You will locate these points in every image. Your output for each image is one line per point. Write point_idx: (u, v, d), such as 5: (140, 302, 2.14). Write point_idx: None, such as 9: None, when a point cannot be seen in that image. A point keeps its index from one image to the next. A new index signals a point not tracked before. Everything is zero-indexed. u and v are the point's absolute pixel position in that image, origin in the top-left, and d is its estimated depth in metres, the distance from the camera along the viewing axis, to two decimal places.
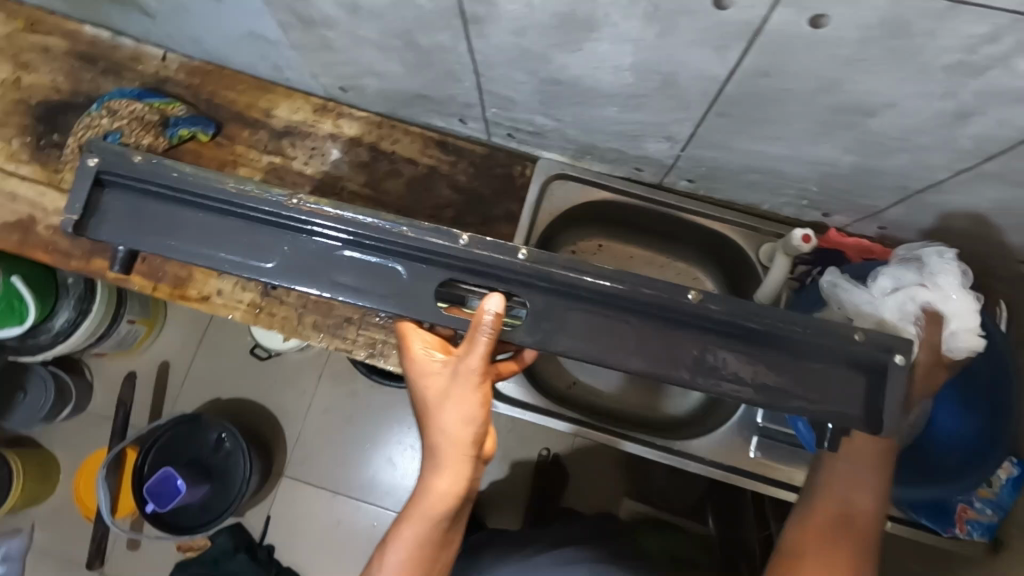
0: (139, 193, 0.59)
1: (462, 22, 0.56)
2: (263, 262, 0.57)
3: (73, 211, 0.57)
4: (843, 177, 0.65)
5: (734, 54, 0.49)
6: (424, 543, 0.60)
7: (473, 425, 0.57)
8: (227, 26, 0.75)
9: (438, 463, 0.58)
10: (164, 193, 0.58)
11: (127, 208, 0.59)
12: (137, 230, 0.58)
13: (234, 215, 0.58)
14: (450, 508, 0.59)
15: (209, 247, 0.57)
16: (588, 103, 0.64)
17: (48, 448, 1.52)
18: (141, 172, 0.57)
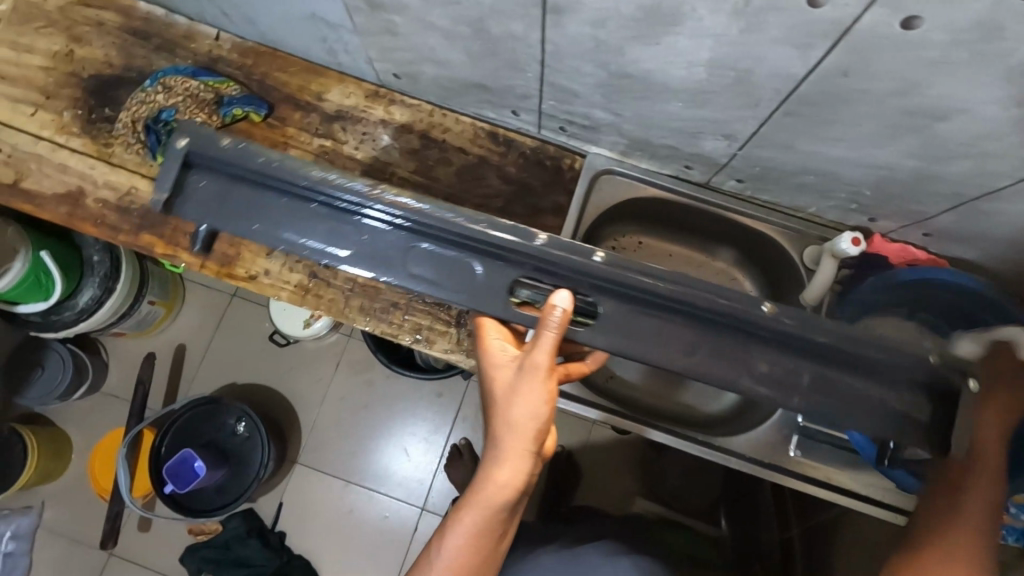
0: (223, 174, 0.59)
1: (541, 11, 0.57)
2: (342, 251, 0.57)
3: (161, 192, 0.58)
4: (900, 182, 0.66)
5: (817, 53, 0.50)
6: (479, 537, 0.58)
7: (539, 418, 0.56)
8: (288, 8, 0.76)
9: (500, 454, 0.56)
10: (247, 177, 0.58)
11: (211, 187, 0.59)
12: (221, 213, 0.59)
13: (315, 202, 0.58)
14: (509, 504, 0.57)
15: (288, 234, 0.58)
16: (653, 98, 0.65)
17: (62, 426, 1.51)
18: (227, 155, 0.58)
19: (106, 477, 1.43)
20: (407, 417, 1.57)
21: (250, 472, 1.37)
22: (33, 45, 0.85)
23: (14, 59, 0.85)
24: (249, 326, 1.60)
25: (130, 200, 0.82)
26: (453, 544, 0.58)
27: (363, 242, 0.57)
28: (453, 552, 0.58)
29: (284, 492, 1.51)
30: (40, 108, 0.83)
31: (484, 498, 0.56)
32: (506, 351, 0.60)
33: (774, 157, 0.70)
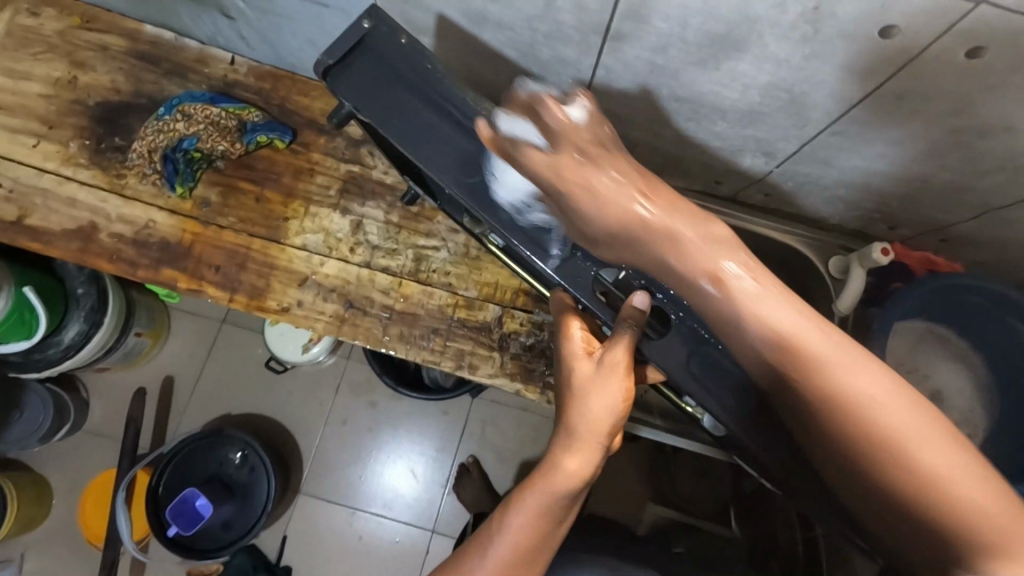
0: (387, 66, 0.61)
1: (602, 38, 0.57)
2: (460, 177, 0.61)
3: (330, 57, 0.60)
4: (928, 193, 0.70)
5: (878, 78, 0.53)
6: (540, 530, 0.55)
7: (616, 411, 0.54)
8: (318, 32, 0.74)
9: (570, 443, 0.54)
10: (409, 80, 0.61)
11: (375, 74, 0.61)
12: (369, 101, 0.61)
13: (455, 125, 0.61)
14: (574, 495, 0.55)
15: (414, 146, 0.60)
16: (701, 119, 0.67)
17: (41, 471, 1.39)
18: (401, 50, 0.61)
19: (98, 520, 1.35)
20: (412, 436, 1.49)
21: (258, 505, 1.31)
22: (31, 72, 0.80)
23: (11, 87, 0.79)
24: (242, 355, 1.50)
25: (148, 233, 0.78)
26: (512, 535, 0.54)
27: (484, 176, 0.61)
28: (510, 546, 0.54)
29: (286, 525, 1.42)
30: (43, 138, 0.78)
31: (551, 486, 0.54)
32: (583, 345, 0.59)
33: (810, 172, 0.72)
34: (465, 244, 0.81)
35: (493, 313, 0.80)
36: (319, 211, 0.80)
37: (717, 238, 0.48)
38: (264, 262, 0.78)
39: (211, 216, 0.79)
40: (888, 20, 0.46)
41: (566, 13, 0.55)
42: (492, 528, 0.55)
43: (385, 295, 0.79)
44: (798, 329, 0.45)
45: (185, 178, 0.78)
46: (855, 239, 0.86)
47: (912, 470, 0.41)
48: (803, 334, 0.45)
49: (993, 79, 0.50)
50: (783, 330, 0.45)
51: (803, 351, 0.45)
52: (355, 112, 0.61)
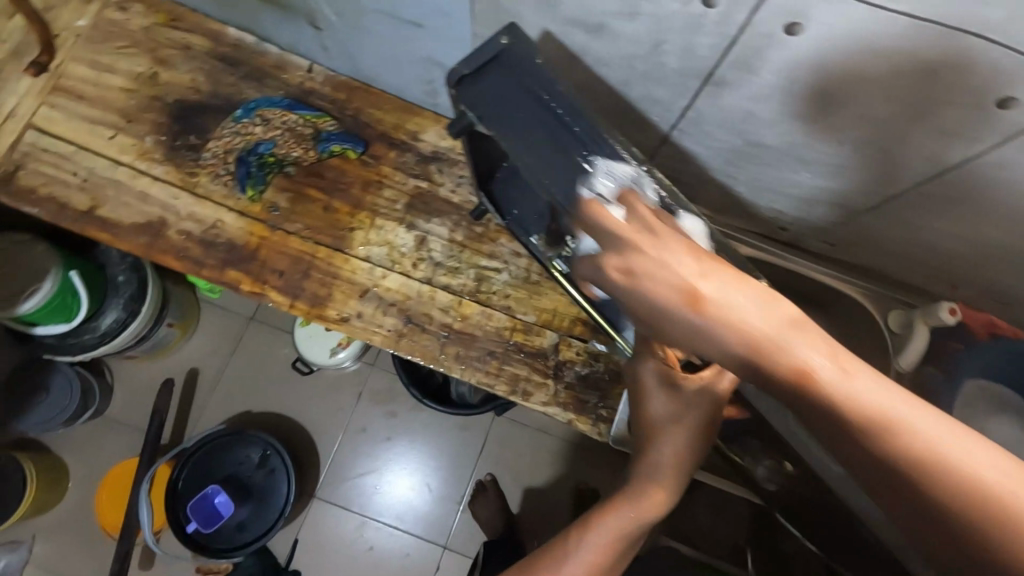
0: (519, 84, 0.58)
1: (702, 83, 0.58)
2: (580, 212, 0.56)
3: (464, 66, 0.58)
4: (1004, 258, 0.70)
5: (982, 146, 0.53)
6: (613, 555, 0.54)
7: (697, 446, 0.54)
8: (405, 50, 0.74)
9: (654, 473, 0.54)
10: (543, 100, 0.58)
11: (505, 90, 0.59)
12: (493, 115, 0.58)
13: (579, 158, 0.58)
14: (649, 524, 0.55)
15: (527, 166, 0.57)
16: (784, 167, 0.67)
17: (58, 453, 1.38)
18: (535, 69, 0.58)
19: (115, 511, 1.33)
20: (432, 450, 1.44)
21: (275, 509, 1.29)
22: (115, 65, 0.81)
23: (94, 79, 0.81)
24: (271, 354, 1.47)
25: (215, 233, 0.78)
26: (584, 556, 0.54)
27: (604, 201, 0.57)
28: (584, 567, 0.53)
29: (299, 527, 1.39)
30: (120, 131, 0.79)
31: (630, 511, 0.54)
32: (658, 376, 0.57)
33: (884, 227, 0.72)
34: (527, 269, 0.81)
35: (550, 340, 0.79)
36: (384, 224, 0.81)
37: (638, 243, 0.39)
38: (326, 271, 0.78)
39: (278, 221, 0.79)
40: (1008, 92, 0.47)
41: (671, 56, 0.56)
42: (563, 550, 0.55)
43: (444, 313, 0.79)
44: (776, 331, 0.33)
45: (256, 181, 0.79)
46: (914, 296, 0.85)
47: (956, 486, 0.30)
48: (791, 349, 0.33)
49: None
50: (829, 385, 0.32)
51: (814, 381, 0.32)
52: (476, 125, 0.59)
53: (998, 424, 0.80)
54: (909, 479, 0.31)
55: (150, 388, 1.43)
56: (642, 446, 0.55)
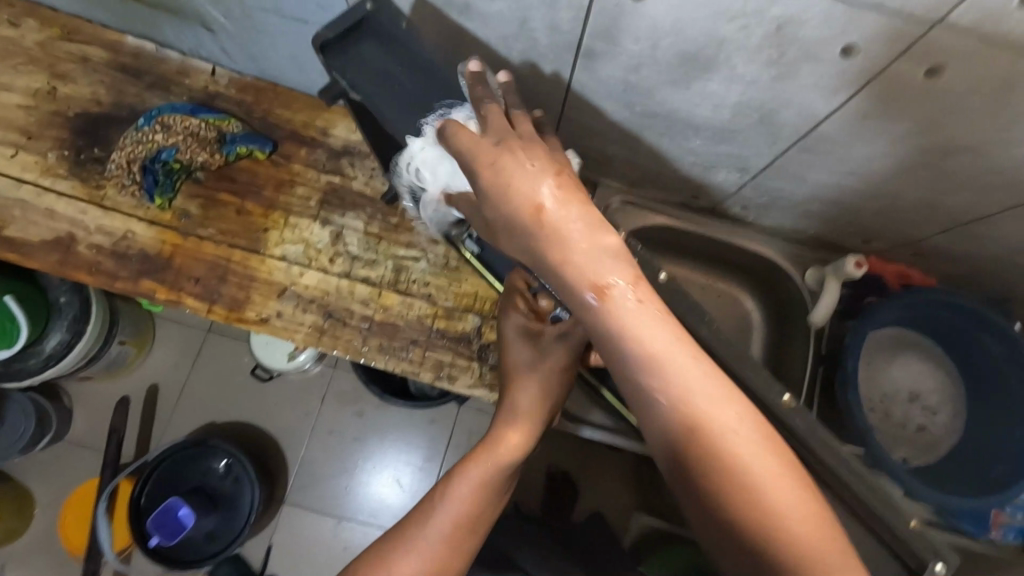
0: (389, 52, 0.59)
1: (575, 56, 0.58)
2: (442, 156, 0.58)
3: (332, 31, 0.58)
4: (903, 208, 0.72)
5: (843, 97, 0.54)
6: (481, 505, 0.54)
7: (548, 396, 0.60)
8: (300, 47, 0.74)
9: (510, 420, 0.59)
10: (408, 60, 0.59)
11: (377, 57, 0.59)
12: (362, 77, 0.59)
13: (443, 109, 0.58)
14: (513, 472, 0.58)
15: (394, 122, 0.58)
16: (676, 135, 0.68)
17: (21, 480, 1.37)
18: (428, 72, 0.59)
19: (80, 533, 1.32)
20: (398, 446, 1.45)
21: (241, 518, 1.29)
22: (11, 83, 0.80)
23: None
24: (228, 364, 1.46)
25: (127, 245, 0.78)
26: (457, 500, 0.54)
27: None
28: (458, 507, 0.53)
29: (271, 533, 1.38)
30: (22, 149, 0.79)
31: (491, 452, 0.57)
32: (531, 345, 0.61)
33: (784, 187, 0.73)
34: (445, 256, 0.82)
35: (472, 324, 0.80)
36: (299, 222, 0.81)
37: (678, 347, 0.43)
38: (243, 274, 0.78)
39: (191, 227, 0.79)
40: (850, 40, 0.47)
41: (540, 32, 0.56)
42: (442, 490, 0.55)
43: (364, 306, 0.79)
44: (697, 390, 0.40)
45: (164, 189, 0.78)
46: (832, 253, 0.87)
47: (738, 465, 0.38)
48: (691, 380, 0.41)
49: (964, 91, 0.51)
50: (718, 429, 0.39)
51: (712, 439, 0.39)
52: (351, 93, 0.59)
53: (903, 364, 0.84)
54: (737, 469, 0.38)
55: (106, 408, 1.42)
56: (507, 394, 0.61)
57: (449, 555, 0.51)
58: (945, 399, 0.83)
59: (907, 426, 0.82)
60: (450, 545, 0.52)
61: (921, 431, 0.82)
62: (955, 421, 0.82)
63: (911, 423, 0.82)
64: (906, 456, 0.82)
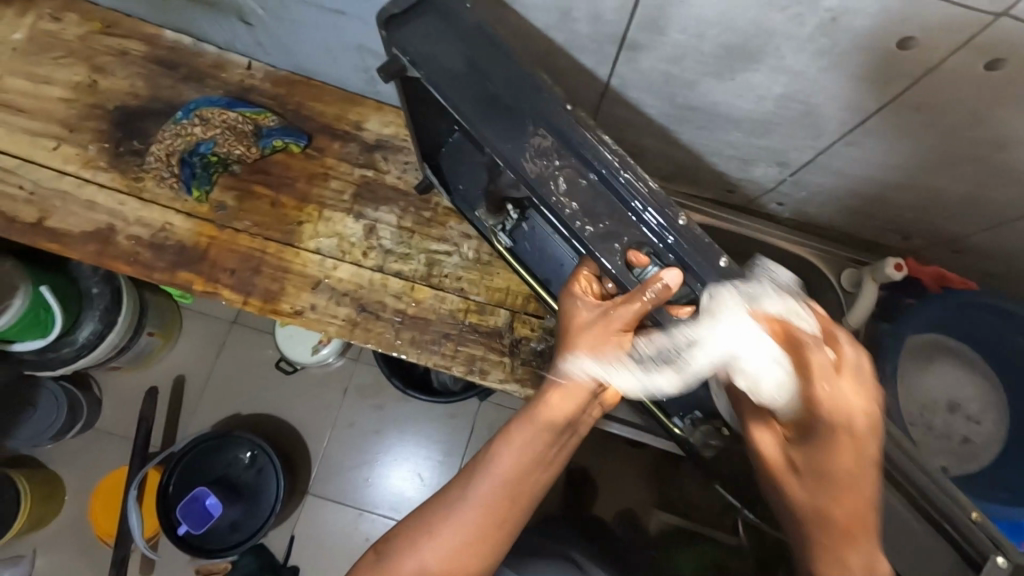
0: (452, 31, 0.58)
1: (617, 48, 0.58)
2: (504, 139, 0.57)
3: (397, 5, 0.57)
4: (944, 205, 0.71)
5: (895, 89, 0.53)
6: (519, 472, 0.54)
7: (599, 356, 0.55)
8: (337, 40, 0.75)
9: (555, 380, 0.56)
10: (473, 38, 0.57)
11: (441, 35, 0.58)
12: (425, 55, 0.58)
13: (505, 91, 0.57)
14: (556, 436, 0.56)
15: (456, 101, 0.57)
16: (714, 128, 0.67)
17: (52, 467, 1.40)
18: (490, 48, 0.57)
19: (109, 520, 1.34)
20: (420, 440, 1.45)
21: (265, 510, 1.30)
22: (52, 76, 0.82)
23: (34, 92, 0.81)
24: (254, 356, 1.48)
25: (164, 236, 0.79)
26: (496, 472, 0.54)
27: (572, 181, 0.56)
28: (495, 481, 0.53)
29: (294, 524, 1.39)
30: (63, 141, 0.80)
31: (532, 422, 0.55)
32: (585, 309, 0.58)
33: (823, 182, 0.72)
34: (477, 250, 0.82)
35: (503, 319, 0.80)
36: (332, 215, 0.81)
37: (876, 424, 0.53)
38: (278, 266, 0.79)
39: (226, 219, 0.80)
40: (906, 30, 0.46)
41: (583, 23, 0.56)
42: (479, 465, 0.54)
43: (396, 300, 0.79)
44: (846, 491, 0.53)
45: (201, 182, 0.79)
46: (867, 252, 0.85)
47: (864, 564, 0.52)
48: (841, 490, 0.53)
49: (1022, 83, 0.49)
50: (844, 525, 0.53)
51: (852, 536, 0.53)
52: (410, 71, 0.58)
53: (940, 372, 0.81)
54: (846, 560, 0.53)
55: (135, 397, 1.44)
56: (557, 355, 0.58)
57: (490, 527, 0.52)
58: (987, 407, 0.81)
59: (950, 437, 0.79)
60: (490, 519, 0.52)
61: (965, 441, 0.79)
62: (999, 429, 0.80)
63: (955, 434, 0.79)
64: (949, 465, 0.78)
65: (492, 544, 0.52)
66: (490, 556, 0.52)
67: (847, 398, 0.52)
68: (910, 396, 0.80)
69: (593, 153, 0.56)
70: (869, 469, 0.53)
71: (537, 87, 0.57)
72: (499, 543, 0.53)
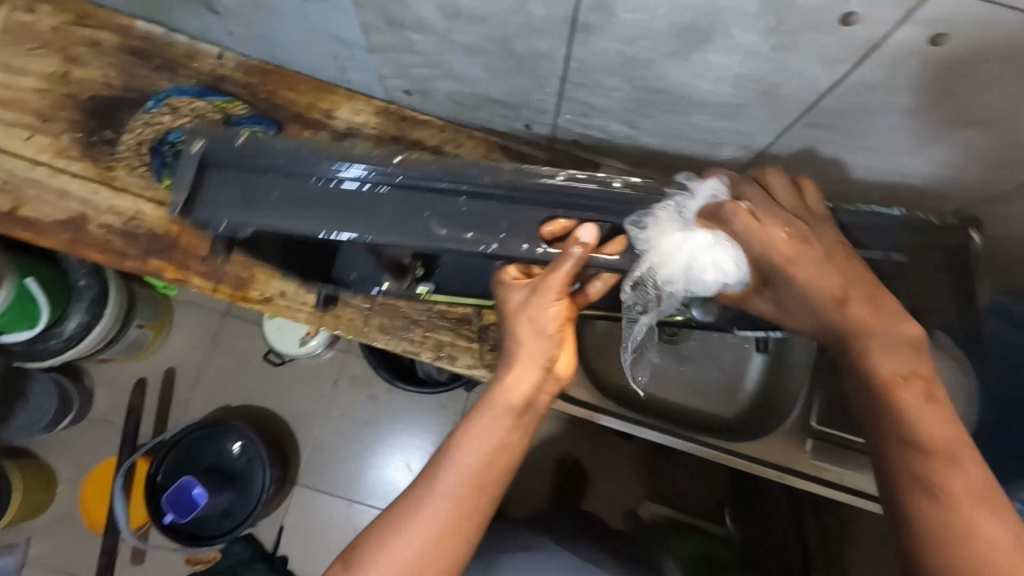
0: (246, 183, 0.67)
1: (571, 29, 0.58)
2: (367, 224, 0.62)
3: (178, 196, 0.67)
4: (912, 186, 0.70)
5: (846, 67, 0.52)
6: (482, 461, 0.52)
7: (542, 332, 0.55)
8: (303, 28, 0.75)
9: (505, 362, 0.55)
10: (277, 176, 0.66)
11: (233, 196, 0.67)
12: (246, 213, 0.66)
13: (333, 186, 0.64)
14: (517, 422, 0.54)
15: (303, 225, 0.64)
16: (677, 111, 0.67)
17: (45, 458, 1.41)
18: (289, 171, 0.66)
19: (100, 509, 1.37)
20: (408, 432, 1.46)
21: (254, 495, 1.31)
22: (27, 67, 0.83)
23: (8, 83, 0.82)
24: (243, 348, 1.49)
25: (136, 224, 0.79)
26: (458, 460, 0.52)
27: (452, 219, 0.61)
28: (460, 473, 0.51)
29: (284, 513, 1.40)
30: (36, 131, 0.81)
31: (493, 405, 0.54)
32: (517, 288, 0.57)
33: (790, 165, 0.72)
34: None
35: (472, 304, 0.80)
36: None
37: (810, 235, 0.53)
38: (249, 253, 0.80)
39: None
40: (849, 6, 0.46)
41: (535, 5, 0.56)
42: (440, 459, 0.53)
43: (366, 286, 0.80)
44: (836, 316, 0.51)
45: (172, 169, 0.80)
46: None
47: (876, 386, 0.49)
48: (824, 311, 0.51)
49: (970, 58, 0.49)
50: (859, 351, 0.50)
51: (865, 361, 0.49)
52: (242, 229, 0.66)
53: None
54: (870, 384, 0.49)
55: (125, 389, 1.45)
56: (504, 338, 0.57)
57: (466, 513, 0.51)
58: (957, 389, 0.73)
59: None
60: (463, 506, 0.51)
61: None
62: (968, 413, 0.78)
63: None
64: None
65: (471, 527, 0.51)
66: (470, 539, 0.52)
67: (767, 232, 0.52)
68: None
69: (446, 183, 0.60)
70: (831, 272, 0.51)
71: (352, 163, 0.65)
72: (479, 525, 0.52)
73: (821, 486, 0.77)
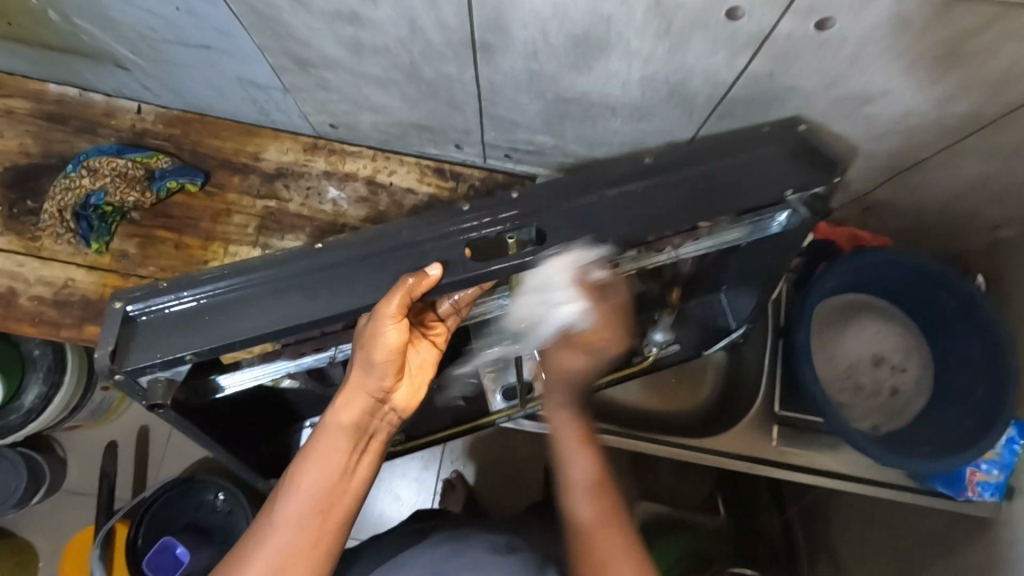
0: (170, 323, 0.53)
1: (472, 51, 0.57)
2: (314, 309, 0.52)
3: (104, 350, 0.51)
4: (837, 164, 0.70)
5: (743, 59, 0.53)
6: (318, 497, 0.48)
7: (374, 358, 0.51)
8: (215, 76, 0.74)
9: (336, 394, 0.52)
10: (194, 296, 0.53)
11: (163, 331, 0.53)
12: (180, 346, 0.51)
13: (266, 284, 0.54)
14: (356, 451, 0.51)
15: (244, 334, 0.51)
16: (595, 117, 0.66)
17: (21, 535, 1.37)
18: (208, 287, 0.53)
19: None
20: None
21: None
22: None
23: None
24: None
25: (68, 292, 0.77)
26: (299, 491, 0.48)
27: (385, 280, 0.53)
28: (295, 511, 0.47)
29: None
30: None
31: (324, 436, 0.50)
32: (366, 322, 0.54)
33: None
34: None
35: None
36: (239, 250, 0.80)
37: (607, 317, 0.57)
38: None
39: (130, 267, 0.79)
40: (732, 2, 0.46)
41: (431, 31, 0.55)
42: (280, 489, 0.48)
43: None
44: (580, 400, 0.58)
45: (100, 233, 0.78)
46: None
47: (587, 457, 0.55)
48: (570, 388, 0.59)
49: (859, 40, 0.49)
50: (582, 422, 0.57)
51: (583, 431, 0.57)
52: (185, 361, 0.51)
53: (858, 330, 0.82)
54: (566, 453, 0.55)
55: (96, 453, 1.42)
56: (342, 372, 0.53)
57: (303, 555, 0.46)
58: (909, 355, 0.81)
59: (879, 393, 0.80)
60: (303, 545, 0.46)
61: (894, 394, 0.80)
62: (925, 377, 0.80)
63: (884, 388, 0.80)
64: (877, 424, 0.79)
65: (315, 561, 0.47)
66: None
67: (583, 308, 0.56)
68: (834, 363, 0.81)
69: (367, 242, 0.55)
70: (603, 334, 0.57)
71: (279, 256, 0.55)
72: (321, 566, 0.47)
73: (790, 472, 0.76)
